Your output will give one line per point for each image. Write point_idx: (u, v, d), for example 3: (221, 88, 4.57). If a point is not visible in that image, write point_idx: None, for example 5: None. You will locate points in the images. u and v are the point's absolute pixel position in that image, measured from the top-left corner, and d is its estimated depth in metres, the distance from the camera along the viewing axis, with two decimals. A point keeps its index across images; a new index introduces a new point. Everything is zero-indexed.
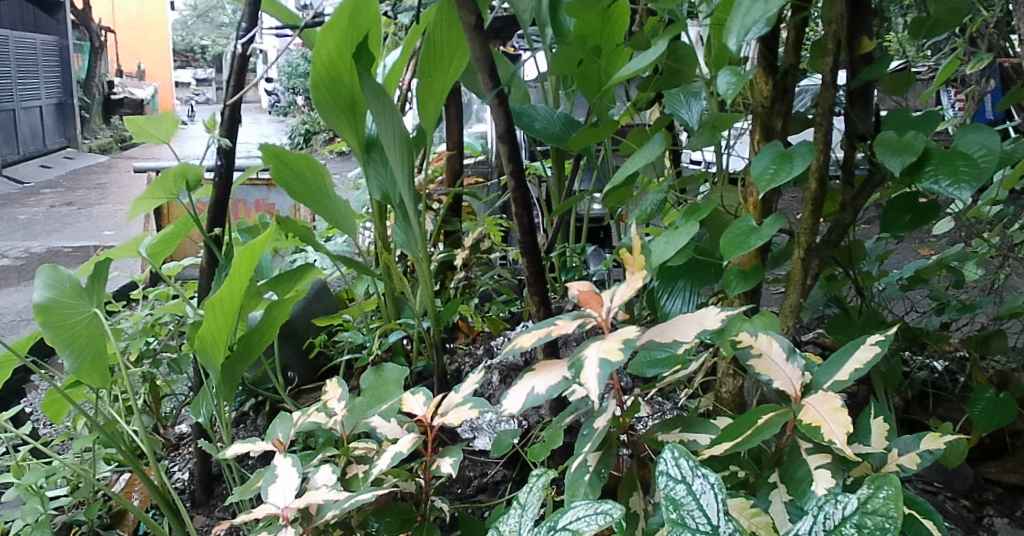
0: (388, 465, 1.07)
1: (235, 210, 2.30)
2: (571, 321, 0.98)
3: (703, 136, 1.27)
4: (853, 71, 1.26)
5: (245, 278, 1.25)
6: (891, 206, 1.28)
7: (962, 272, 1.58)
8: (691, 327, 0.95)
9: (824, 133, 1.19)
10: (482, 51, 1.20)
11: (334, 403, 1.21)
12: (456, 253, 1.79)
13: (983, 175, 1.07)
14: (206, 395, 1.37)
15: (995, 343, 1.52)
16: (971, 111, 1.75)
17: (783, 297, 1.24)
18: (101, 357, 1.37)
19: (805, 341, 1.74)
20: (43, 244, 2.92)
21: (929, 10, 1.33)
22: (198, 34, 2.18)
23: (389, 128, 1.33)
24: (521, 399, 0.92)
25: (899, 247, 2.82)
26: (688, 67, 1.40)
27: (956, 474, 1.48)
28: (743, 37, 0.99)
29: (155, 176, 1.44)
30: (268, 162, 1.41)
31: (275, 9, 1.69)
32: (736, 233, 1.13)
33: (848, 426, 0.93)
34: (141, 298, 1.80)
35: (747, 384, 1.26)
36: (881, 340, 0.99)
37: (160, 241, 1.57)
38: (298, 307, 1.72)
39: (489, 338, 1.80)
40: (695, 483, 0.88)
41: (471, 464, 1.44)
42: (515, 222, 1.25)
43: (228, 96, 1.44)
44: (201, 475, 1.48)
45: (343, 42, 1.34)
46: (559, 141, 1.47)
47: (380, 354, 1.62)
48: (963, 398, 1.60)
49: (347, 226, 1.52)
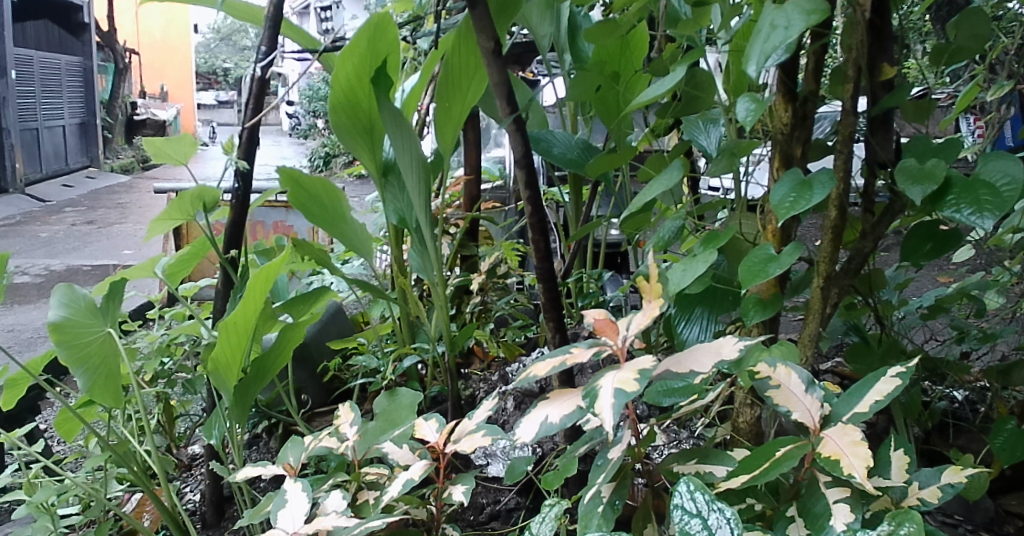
0: (399, 492, 1.06)
1: (253, 232, 2.33)
2: (587, 350, 0.97)
3: (722, 162, 1.25)
4: (874, 98, 1.24)
5: (260, 300, 1.25)
6: (913, 234, 1.27)
7: (984, 301, 1.55)
8: (709, 357, 0.94)
9: (845, 160, 1.18)
10: (501, 76, 1.19)
11: (346, 428, 1.20)
12: (472, 276, 1.77)
13: (1006, 204, 1.05)
14: (218, 416, 1.35)
15: (1017, 374, 1.50)
16: (992, 139, 1.73)
17: (802, 325, 1.22)
18: (115, 375, 1.37)
19: (824, 371, 1.72)
20: (64, 264, 3.03)
21: (951, 37, 1.31)
22: (223, 57, 2.23)
23: (407, 152, 1.33)
24: (535, 428, 0.91)
25: (919, 275, 2.78)
26: (706, 94, 1.36)
27: (977, 507, 1.44)
28: (762, 63, 0.99)
29: (171, 198, 1.43)
30: (285, 185, 1.40)
31: (295, 33, 1.60)
32: (755, 260, 1.12)
33: (868, 460, 0.92)
34: (158, 317, 1.80)
35: (765, 414, 1.23)
36: (902, 372, 0.98)
37: (178, 261, 1.57)
38: (314, 330, 1.70)
39: (504, 363, 1.77)
40: (710, 517, 0.87)
41: (484, 491, 1.41)
42: (532, 246, 1.23)
43: (247, 119, 1.43)
44: (213, 497, 1.47)
45: (362, 68, 1.34)
46: (577, 167, 1.46)
47: (393, 379, 1.60)
48: (985, 429, 1.58)
49: (364, 251, 1.51)
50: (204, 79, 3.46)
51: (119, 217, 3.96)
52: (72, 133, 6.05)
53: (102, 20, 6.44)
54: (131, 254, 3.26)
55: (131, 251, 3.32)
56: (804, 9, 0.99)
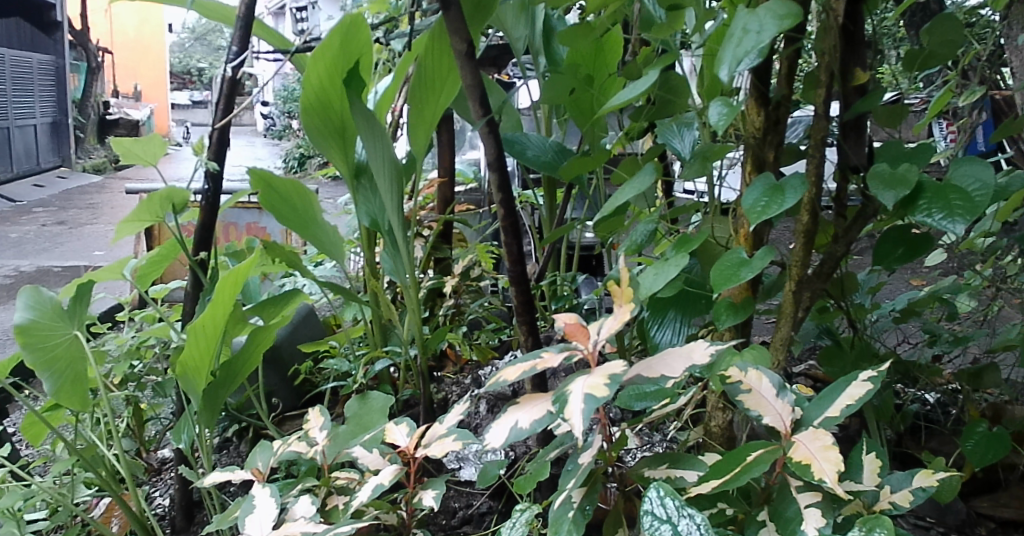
0: (369, 498, 1.05)
1: (225, 233, 2.31)
2: (557, 354, 0.97)
3: (695, 166, 1.25)
4: (847, 103, 1.24)
5: (229, 302, 1.24)
6: (886, 238, 1.27)
7: (955, 305, 1.56)
8: (680, 362, 0.94)
9: (817, 164, 1.18)
10: (473, 78, 1.18)
11: (316, 432, 1.19)
12: (446, 279, 1.76)
13: (977, 209, 1.06)
14: (188, 420, 1.34)
15: (988, 377, 1.51)
16: (964, 144, 1.75)
17: (774, 329, 1.23)
18: (82, 379, 1.35)
19: (797, 374, 1.73)
20: (34, 265, 2.99)
21: (923, 42, 1.31)
22: (196, 57, 2.20)
23: (379, 154, 1.32)
24: (505, 433, 0.90)
25: (892, 279, 2.79)
26: (679, 98, 1.36)
27: (949, 509, 1.44)
28: (734, 68, 0.99)
29: (140, 199, 1.41)
30: (256, 187, 1.39)
31: (266, 33, 1.59)
32: (727, 264, 1.12)
33: (838, 464, 0.92)
34: (127, 319, 1.77)
35: (737, 418, 1.23)
36: (873, 376, 0.98)
37: (147, 263, 1.55)
38: (285, 332, 1.68)
39: (477, 367, 1.76)
40: (680, 523, 0.87)
41: (456, 494, 1.40)
42: (504, 249, 1.23)
43: (217, 119, 1.42)
44: (183, 501, 1.44)
45: (334, 70, 1.33)
46: (551, 170, 1.45)
47: (365, 382, 1.59)
48: (956, 432, 1.59)
49: (336, 253, 1.49)
50: (178, 78, 3.43)
51: (90, 218, 3.91)
52: (44, 133, 5.97)
53: (75, 19, 6.37)
54: (102, 255, 3.22)
55: (103, 252, 3.28)
56: (776, 14, 0.99)
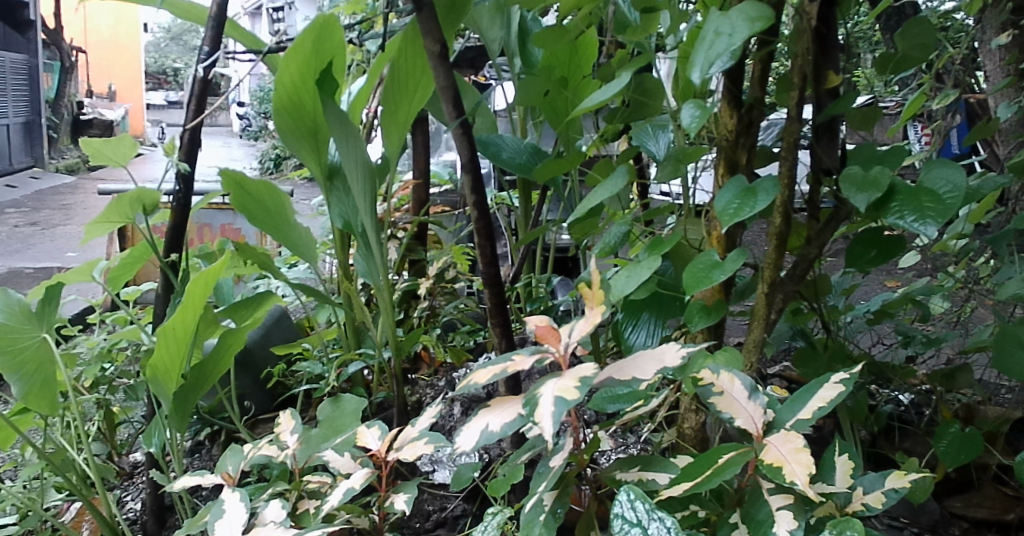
0: (339, 502, 1.04)
1: (199, 235, 2.29)
2: (529, 357, 0.96)
3: (669, 168, 1.26)
4: (819, 106, 1.24)
5: (200, 304, 1.23)
6: (858, 240, 1.28)
7: (928, 306, 1.57)
8: (651, 364, 0.94)
9: (789, 166, 1.18)
10: (447, 79, 1.18)
11: (287, 435, 1.19)
12: (420, 281, 1.76)
13: (948, 211, 1.07)
14: (159, 424, 1.33)
15: (961, 378, 1.52)
16: (937, 146, 1.76)
17: (747, 331, 1.23)
18: (52, 383, 1.33)
19: (771, 375, 1.74)
20: (6, 267, 2.95)
21: (895, 46, 1.32)
22: (170, 57, 2.18)
23: (353, 156, 1.31)
24: (475, 437, 0.90)
25: (866, 280, 2.82)
26: (654, 101, 1.37)
27: (922, 509, 1.45)
28: (706, 70, 0.99)
29: (110, 199, 1.40)
30: (227, 188, 1.38)
31: (239, 33, 1.58)
32: (699, 267, 1.12)
33: (810, 467, 0.92)
34: (98, 322, 1.75)
35: (710, 420, 1.23)
36: (844, 379, 0.99)
37: (120, 266, 1.54)
38: (256, 335, 1.67)
39: (452, 369, 1.76)
40: (650, 526, 0.87)
41: (429, 498, 1.39)
42: (477, 251, 1.22)
43: (188, 120, 1.41)
44: (154, 505, 1.41)
45: (308, 70, 1.32)
46: (525, 171, 1.45)
47: (339, 385, 1.58)
48: (930, 432, 1.60)
49: (308, 255, 1.48)
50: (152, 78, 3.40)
51: (63, 219, 3.86)
52: (16, 132, 5.91)
53: (48, 18, 6.30)
54: (75, 256, 3.19)
55: (75, 253, 3.24)
56: (748, 16, 1.00)
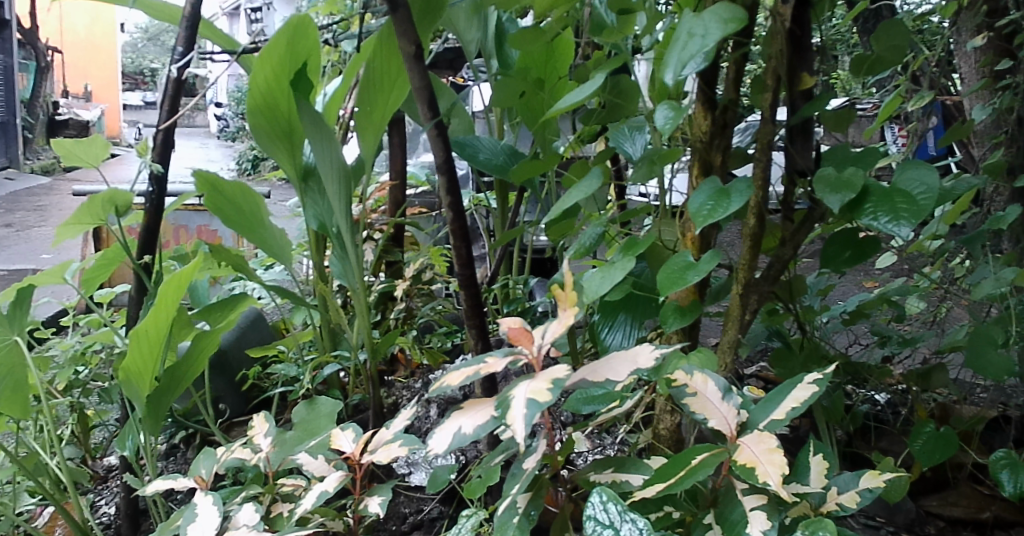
0: (313, 505, 1.03)
1: (175, 236, 2.27)
2: (502, 359, 0.96)
3: (643, 170, 1.26)
4: (794, 107, 1.24)
5: (173, 307, 1.22)
6: (833, 241, 1.28)
7: (903, 307, 1.59)
8: (625, 366, 0.94)
9: (763, 168, 1.19)
10: (422, 80, 1.17)
11: (260, 438, 1.18)
12: (397, 283, 1.75)
13: (922, 213, 1.07)
14: (132, 427, 1.31)
15: (935, 378, 1.54)
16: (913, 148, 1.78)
17: (722, 332, 1.24)
18: (22, 386, 1.32)
19: (748, 375, 1.75)
20: None
21: (871, 47, 1.32)
22: (146, 57, 2.16)
23: (327, 157, 1.31)
24: (448, 439, 0.90)
25: (843, 280, 2.84)
26: (628, 102, 1.38)
27: (898, 508, 1.46)
28: (679, 71, 0.99)
29: (82, 200, 1.38)
30: (201, 189, 1.37)
31: (213, 33, 1.56)
32: (674, 268, 1.12)
33: (783, 467, 0.93)
34: (72, 324, 1.74)
35: (685, 421, 1.24)
36: (817, 379, 0.99)
37: (93, 268, 1.53)
38: (230, 338, 1.66)
39: (428, 370, 1.75)
40: (623, 528, 0.88)
41: (406, 500, 1.39)
42: (453, 253, 1.22)
43: (162, 121, 1.39)
44: (127, 510, 1.40)
45: (282, 71, 1.31)
46: (502, 172, 1.45)
47: (315, 388, 1.57)
48: (905, 432, 1.61)
49: (283, 256, 1.48)
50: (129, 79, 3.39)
51: (38, 221, 3.84)
52: None
53: (23, 18, 6.25)
54: (51, 258, 3.16)
55: (50, 255, 3.22)
56: (721, 18, 1.00)
